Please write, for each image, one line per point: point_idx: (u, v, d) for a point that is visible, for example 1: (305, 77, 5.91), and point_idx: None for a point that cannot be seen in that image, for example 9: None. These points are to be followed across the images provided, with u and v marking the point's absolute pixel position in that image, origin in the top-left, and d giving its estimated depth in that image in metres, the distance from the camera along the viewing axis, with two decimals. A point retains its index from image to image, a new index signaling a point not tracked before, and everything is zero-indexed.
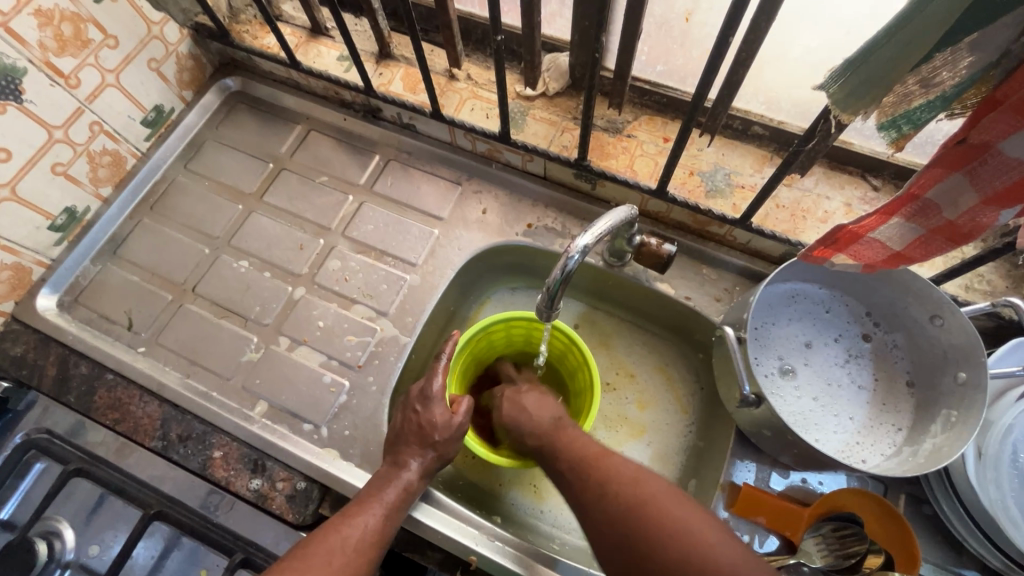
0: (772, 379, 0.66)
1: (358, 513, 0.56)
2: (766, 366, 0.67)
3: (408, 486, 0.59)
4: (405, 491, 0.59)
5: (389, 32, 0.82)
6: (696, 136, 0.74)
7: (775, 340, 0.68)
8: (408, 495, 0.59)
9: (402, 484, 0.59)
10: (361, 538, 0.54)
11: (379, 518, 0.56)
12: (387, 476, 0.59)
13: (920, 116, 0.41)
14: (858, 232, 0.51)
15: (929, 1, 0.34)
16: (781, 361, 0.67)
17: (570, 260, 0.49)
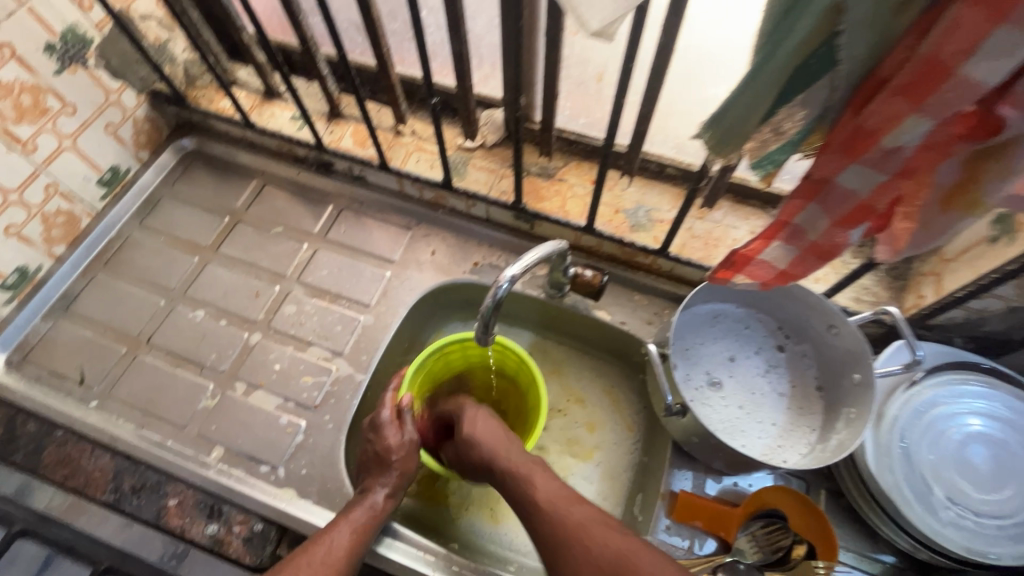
0: (700, 391, 0.73)
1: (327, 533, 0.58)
2: (694, 379, 0.73)
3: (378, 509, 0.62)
4: (374, 514, 0.61)
5: (338, 94, 0.90)
6: (619, 178, 0.83)
7: (701, 356, 0.75)
8: (378, 516, 0.61)
9: (369, 506, 0.61)
10: (328, 552, 0.57)
11: (348, 534, 0.59)
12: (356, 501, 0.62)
13: (778, 157, 0.50)
14: (749, 254, 0.59)
15: (760, 70, 0.43)
16: (708, 375, 0.74)
17: (499, 288, 0.54)
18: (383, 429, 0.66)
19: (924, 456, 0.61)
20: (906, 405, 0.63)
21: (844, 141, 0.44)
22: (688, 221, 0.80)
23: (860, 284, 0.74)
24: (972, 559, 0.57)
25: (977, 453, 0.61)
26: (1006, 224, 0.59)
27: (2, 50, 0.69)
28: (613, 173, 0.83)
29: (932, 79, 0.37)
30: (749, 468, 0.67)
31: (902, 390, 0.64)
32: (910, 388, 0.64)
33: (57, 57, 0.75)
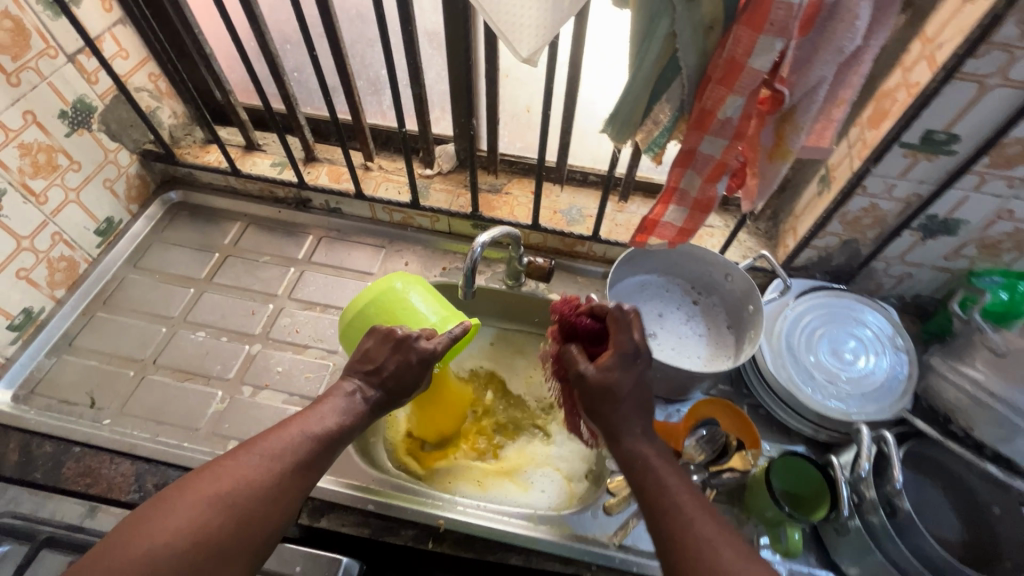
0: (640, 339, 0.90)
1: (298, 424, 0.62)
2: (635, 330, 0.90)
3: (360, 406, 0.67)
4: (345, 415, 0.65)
5: (312, 142, 1.06)
6: (553, 187, 1.03)
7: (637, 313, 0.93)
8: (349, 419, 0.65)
9: (346, 407, 0.66)
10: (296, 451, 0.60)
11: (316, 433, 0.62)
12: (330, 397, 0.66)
13: (660, 139, 0.71)
14: (655, 218, 0.80)
15: (633, 78, 0.65)
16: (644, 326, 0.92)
17: (475, 250, 0.70)
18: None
19: (805, 353, 0.81)
20: (786, 320, 0.84)
21: (696, 120, 0.66)
22: (611, 213, 1.01)
23: (744, 245, 0.97)
24: (850, 421, 0.76)
25: (841, 345, 0.81)
26: (824, 180, 0.83)
27: (25, 116, 0.81)
28: (548, 184, 1.03)
29: (734, 71, 0.59)
30: (688, 391, 0.85)
31: (781, 310, 0.85)
32: (786, 308, 0.85)
33: (68, 122, 0.87)
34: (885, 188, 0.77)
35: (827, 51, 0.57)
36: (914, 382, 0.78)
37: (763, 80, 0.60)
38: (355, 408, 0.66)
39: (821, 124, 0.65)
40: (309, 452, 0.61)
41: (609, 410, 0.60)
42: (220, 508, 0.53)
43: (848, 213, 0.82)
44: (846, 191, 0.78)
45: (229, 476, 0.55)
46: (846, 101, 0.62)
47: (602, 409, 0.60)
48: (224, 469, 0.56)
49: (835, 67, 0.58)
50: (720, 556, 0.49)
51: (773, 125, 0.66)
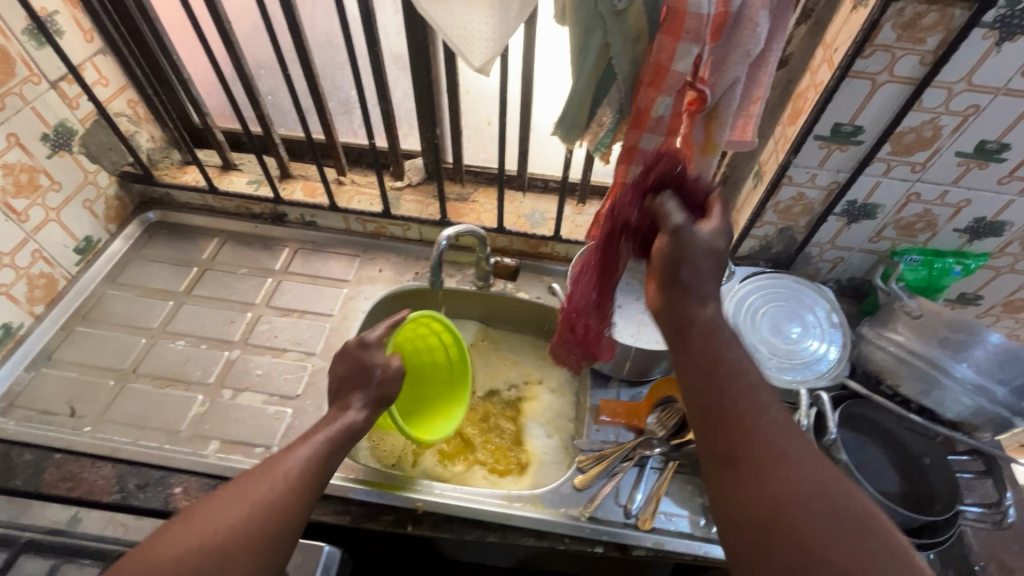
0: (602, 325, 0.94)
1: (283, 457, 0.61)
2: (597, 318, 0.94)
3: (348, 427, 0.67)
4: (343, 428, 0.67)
5: (287, 160, 1.12)
6: (516, 194, 1.11)
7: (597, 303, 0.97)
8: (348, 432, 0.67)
9: (341, 422, 0.67)
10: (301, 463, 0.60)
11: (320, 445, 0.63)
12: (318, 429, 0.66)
13: (606, 139, 0.79)
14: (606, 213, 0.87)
15: (575, 85, 0.73)
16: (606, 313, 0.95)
17: (440, 244, 0.77)
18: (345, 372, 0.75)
19: (750, 330, 0.88)
20: (732, 301, 0.91)
21: (633, 119, 0.74)
22: (571, 215, 1.08)
23: None
24: (794, 388, 0.82)
25: (783, 322, 0.88)
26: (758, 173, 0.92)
27: (9, 138, 0.85)
28: (512, 192, 1.11)
29: (661, 74, 0.68)
30: (649, 372, 0.92)
31: (728, 293, 0.92)
32: (731, 291, 0.92)
33: (50, 144, 0.92)
34: (808, 177, 0.86)
35: (737, 55, 0.66)
36: (850, 350, 0.85)
37: (685, 81, 0.69)
38: (356, 418, 0.69)
39: (742, 120, 0.74)
40: (310, 471, 0.60)
41: (685, 271, 0.59)
42: (228, 519, 0.53)
43: (779, 202, 0.90)
44: (775, 181, 0.87)
45: (204, 524, 0.52)
46: (760, 98, 0.71)
47: (679, 271, 0.59)
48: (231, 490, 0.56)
49: (746, 68, 0.67)
50: (784, 448, 0.50)
51: (701, 123, 0.75)
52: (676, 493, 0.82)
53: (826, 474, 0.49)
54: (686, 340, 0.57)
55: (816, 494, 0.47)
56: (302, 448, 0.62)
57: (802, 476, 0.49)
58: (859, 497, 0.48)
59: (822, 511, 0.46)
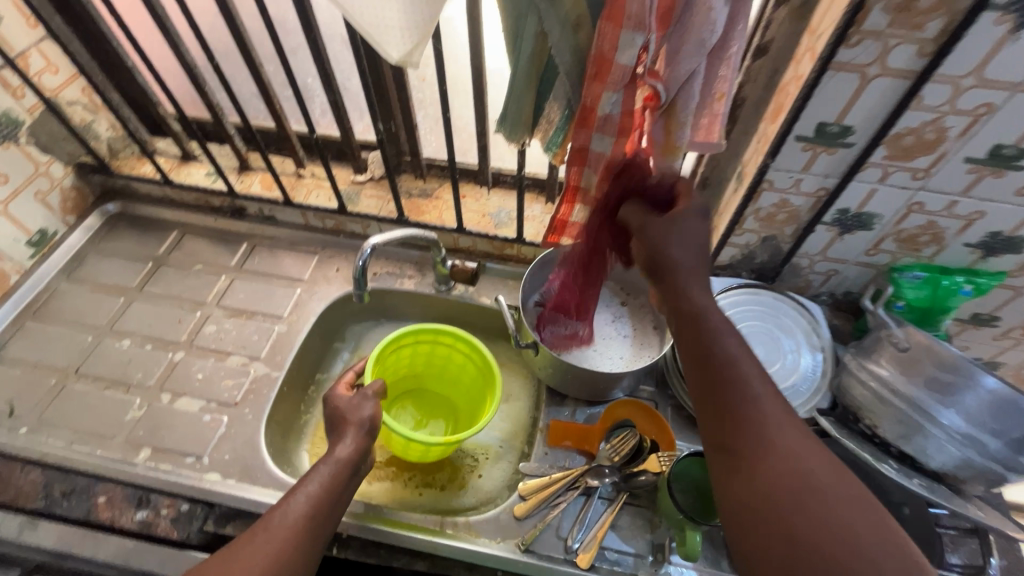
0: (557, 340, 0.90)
1: (285, 504, 0.64)
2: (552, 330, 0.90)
3: (342, 462, 0.70)
4: (337, 463, 0.69)
5: (246, 152, 1.07)
6: (482, 190, 1.03)
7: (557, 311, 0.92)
8: (344, 465, 0.70)
9: (332, 459, 0.70)
10: (304, 507, 0.64)
11: (319, 484, 0.66)
12: (313, 471, 0.68)
13: (557, 139, 0.70)
14: (563, 219, 0.79)
15: (514, 78, 0.65)
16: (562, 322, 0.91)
17: (364, 252, 0.70)
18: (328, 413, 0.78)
19: None
20: None
21: (580, 117, 0.65)
22: (539, 215, 1.00)
23: None
24: None
25: (758, 345, 0.80)
26: (738, 175, 0.82)
27: None
28: (477, 188, 1.03)
29: (604, 66, 0.59)
30: (608, 393, 0.84)
31: None
32: None
33: None
34: (792, 183, 0.75)
35: (689, 44, 0.56)
36: (828, 381, 0.77)
37: (634, 75, 0.59)
38: (348, 449, 0.72)
39: (707, 119, 0.64)
40: (316, 514, 0.64)
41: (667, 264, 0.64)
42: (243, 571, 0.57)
43: (760, 210, 0.80)
44: (753, 187, 0.77)
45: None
46: (723, 94, 0.61)
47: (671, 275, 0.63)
48: (241, 546, 0.59)
49: (704, 59, 0.57)
50: (776, 439, 0.50)
51: (661, 121, 0.65)
52: (624, 527, 0.75)
53: (816, 465, 0.48)
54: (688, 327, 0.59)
55: (814, 495, 0.46)
56: (303, 491, 0.65)
57: (786, 466, 0.48)
58: (869, 506, 0.45)
59: (817, 509, 0.45)
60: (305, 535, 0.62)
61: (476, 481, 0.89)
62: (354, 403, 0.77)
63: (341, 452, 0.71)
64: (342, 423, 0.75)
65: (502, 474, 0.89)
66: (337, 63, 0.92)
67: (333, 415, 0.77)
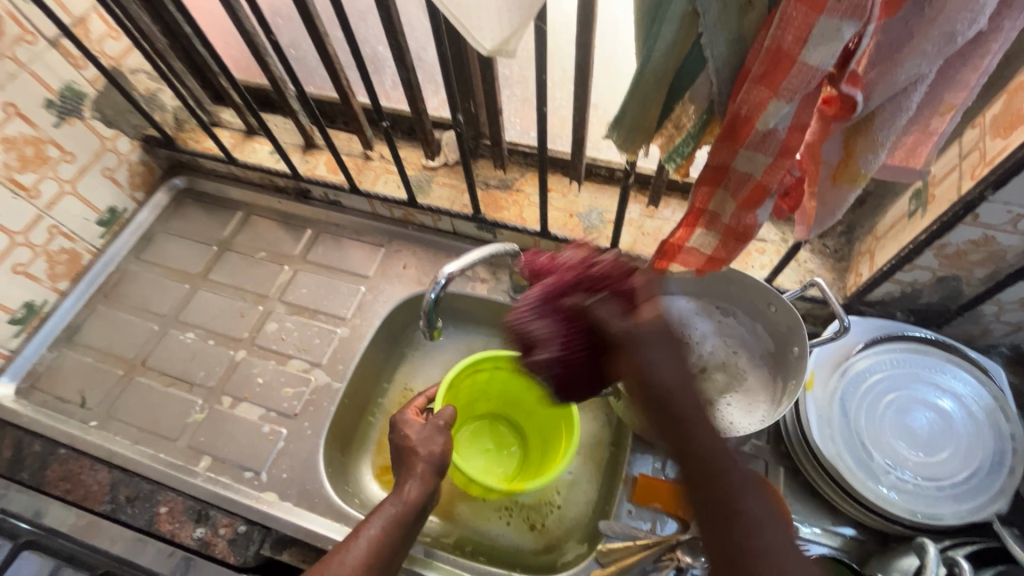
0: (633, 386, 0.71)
1: (344, 551, 0.57)
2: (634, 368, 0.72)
3: (410, 505, 0.61)
4: (404, 504, 0.61)
5: (310, 127, 0.97)
6: (571, 185, 0.88)
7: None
8: (409, 507, 0.61)
9: (400, 499, 0.61)
10: (361, 559, 0.56)
11: (379, 529, 0.59)
12: (377, 508, 0.61)
13: (684, 149, 0.52)
14: (677, 243, 0.62)
15: (641, 74, 0.47)
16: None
17: (437, 284, 0.66)
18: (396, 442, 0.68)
19: (862, 424, 0.64)
20: (845, 376, 0.67)
21: (727, 130, 0.47)
22: (638, 219, 0.84)
23: (803, 267, 0.78)
24: (916, 522, 0.59)
25: (917, 419, 0.64)
26: (920, 197, 0.62)
27: (6, 109, 0.78)
28: (566, 181, 0.88)
29: (781, 66, 0.41)
30: None
31: (841, 363, 0.67)
32: (848, 359, 0.67)
33: (56, 111, 0.84)
34: (1008, 219, 0.55)
35: (927, 38, 0.38)
36: (1017, 480, 0.59)
37: (823, 78, 0.42)
38: (418, 487, 0.63)
39: (912, 138, 0.46)
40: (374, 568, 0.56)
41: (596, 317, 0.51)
42: None
43: (948, 246, 0.60)
44: (946, 219, 0.57)
45: None
46: (955, 108, 0.42)
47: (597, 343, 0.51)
48: None
49: (941, 61, 0.39)
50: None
51: (841, 135, 0.47)
52: None
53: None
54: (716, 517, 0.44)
55: None
56: (363, 535, 0.58)
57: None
58: None
59: None
60: None
61: (559, 502, 0.81)
62: (425, 439, 0.67)
63: (411, 492, 0.62)
64: (411, 455, 0.66)
65: (593, 487, 0.81)
66: (411, 29, 0.78)
67: (400, 445, 0.67)
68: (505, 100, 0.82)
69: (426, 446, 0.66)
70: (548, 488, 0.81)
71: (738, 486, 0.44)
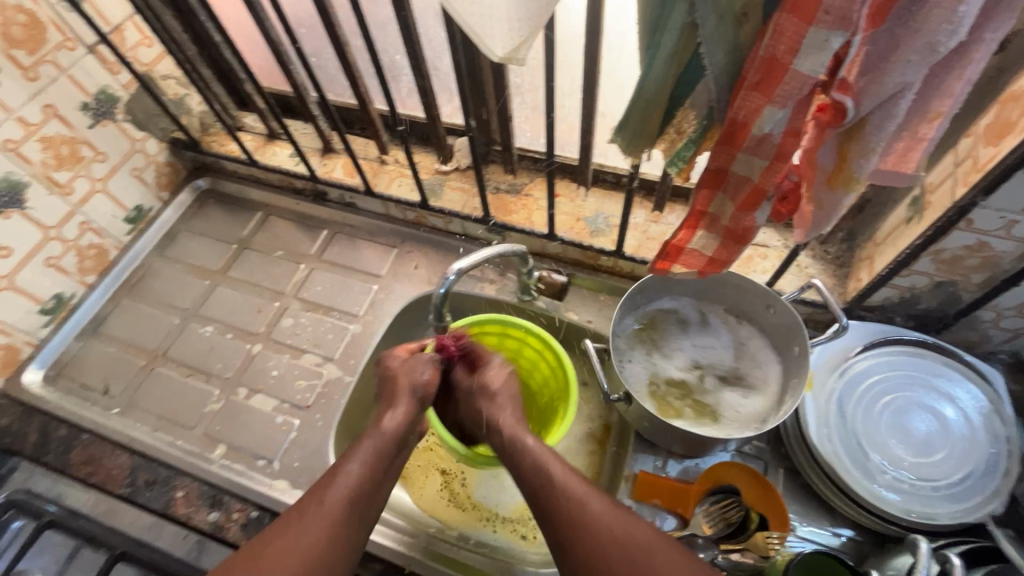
0: (648, 390, 0.75)
1: (327, 484, 0.57)
2: (647, 373, 0.77)
3: (390, 436, 0.63)
4: (385, 439, 0.62)
5: (329, 132, 1.01)
6: (578, 190, 0.90)
7: (648, 349, 0.78)
8: (387, 441, 0.62)
9: (380, 434, 0.62)
10: (346, 494, 0.57)
11: (361, 465, 0.59)
12: (358, 444, 0.61)
13: (685, 153, 0.55)
14: (679, 244, 0.64)
15: (643, 81, 0.50)
16: (651, 360, 0.78)
17: (448, 277, 0.68)
18: (379, 372, 0.71)
19: (860, 424, 0.66)
20: (842, 377, 0.69)
21: (725, 135, 0.50)
22: (643, 224, 0.87)
23: (804, 273, 0.80)
24: (910, 522, 0.61)
25: (915, 420, 0.66)
26: (917, 203, 0.64)
27: (46, 110, 0.82)
28: (573, 186, 0.91)
29: (774, 74, 0.43)
30: (707, 449, 0.71)
31: (840, 364, 0.70)
32: (846, 362, 0.69)
33: (91, 113, 0.88)
34: (1001, 225, 0.57)
35: (911, 48, 0.40)
36: (1012, 481, 0.61)
37: (815, 85, 0.44)
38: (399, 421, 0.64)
39: (903, 144, 0.48)
40: (365, 496, 0.58)
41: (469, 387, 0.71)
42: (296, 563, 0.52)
43: (944, 251, 0.62)
44: (941, 224, 0.59)
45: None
46: (942, 115, 0.44)
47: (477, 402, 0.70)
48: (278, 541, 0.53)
49: (925, 70, 0.41)
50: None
51: (833, 141, 0.49)
52: None
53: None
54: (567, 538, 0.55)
55: None
56: (345, 471, 0.58)
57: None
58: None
59: None
60: (350, 523, 0.56)
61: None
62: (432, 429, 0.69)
63: (390, 424, 0.63)
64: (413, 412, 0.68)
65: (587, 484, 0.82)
66: (428, 39, 0.82)
67: None
68: (516, 107, 0.86)
69: (409, 376, 0.68)
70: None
71: (578, 502, 0.56)
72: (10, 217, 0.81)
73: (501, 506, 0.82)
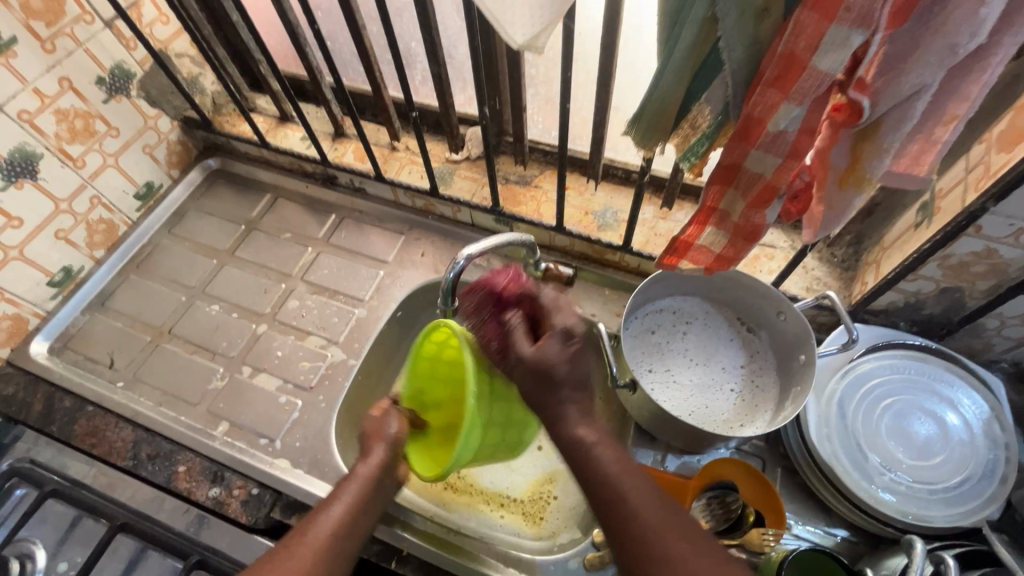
0: (655, 342, 0.79)
1: (311, 523, 0.58)
2: (664, 328, 0.80)
3: (370, 478, 0.64)
4: (367, 480, 0.63)
5: (341, 116, 1.01)
6: (587, 185, 0.91)
7: (681, 318, 0.81)
8: (372, 483, 0.63)
9: (361, 474, 0.64)
10: (329, 532, 0.58)
11: (345, 504, 0.60)
12: (342, 486, 0.62)
13: (699, 149, 0.55)
14: (688, 240, 0.64)
15: (659, 80, 0.50)
16: (677, 327, 0.80)
17: (457, 263, 0.69)
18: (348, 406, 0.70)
19: (859, 425, 0.67)
20: (844, 378, 0.70)
21: (740, 130, 0.50)
22: (651, 220, 0.87)
23: (810, 274, 0.80)
24: (906, 523, 0.62)
25: (915, 424, 0.66)
26: (926, 209, 0.64)
27: (61, 83, 0.82)
28: (583, 180, 0.91)
29: (793, 70, 0.44)
30: (706, 445, 0.71)
31: (843, 365, 0.70)
32: (849, 363, 0.70)
33: (106, 88, 0.89)
34: (1010, 232, 0.57)
35: (931, 48, 0.40)
36: (1008, 488, 0.62)
37: (833, 82, 0.44)
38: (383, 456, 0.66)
39: (917, 146, 0.48)
40: (341, 535, 0.58)
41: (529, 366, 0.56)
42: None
43: (950, 257, 0.62)
44: (949, 229, 0.60)
45: None
46: (957, 118, 0.45)
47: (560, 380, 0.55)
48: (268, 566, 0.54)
49: (943, 71, 0.42)
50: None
51: (848, 141, 0.50)
52: None
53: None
54: (596, 504, 0.52)
55: None
56: (330, 511, 0.59)
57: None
58: None
59: None
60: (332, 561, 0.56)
61: (556, 493, 0.83)
62: None
63: (372, 468, 0.64)
64: None
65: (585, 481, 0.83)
66: (445, 26, 0.82)
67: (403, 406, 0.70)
68: (529, 99, 0.86)
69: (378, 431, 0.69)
70: (543, 481, 0.84)
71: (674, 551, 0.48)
72: (22, 187, 0.82)
73: (511, 489, 0.84)
